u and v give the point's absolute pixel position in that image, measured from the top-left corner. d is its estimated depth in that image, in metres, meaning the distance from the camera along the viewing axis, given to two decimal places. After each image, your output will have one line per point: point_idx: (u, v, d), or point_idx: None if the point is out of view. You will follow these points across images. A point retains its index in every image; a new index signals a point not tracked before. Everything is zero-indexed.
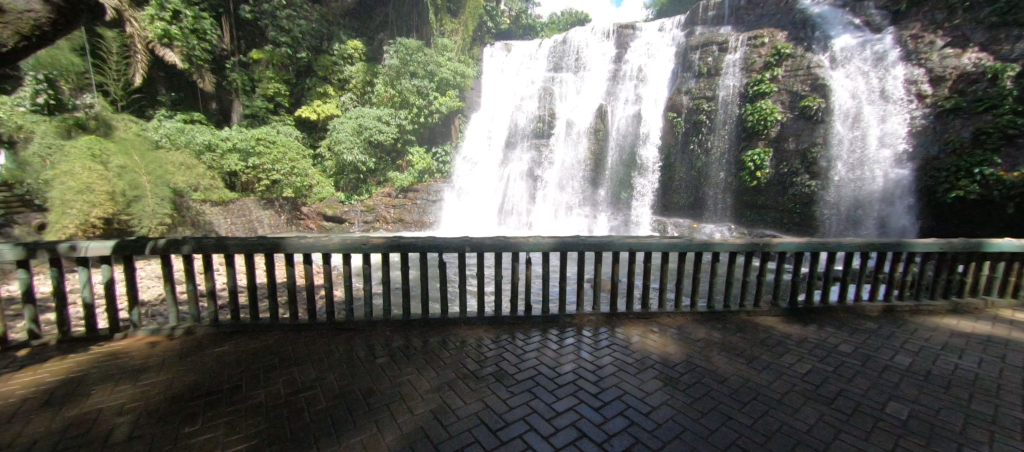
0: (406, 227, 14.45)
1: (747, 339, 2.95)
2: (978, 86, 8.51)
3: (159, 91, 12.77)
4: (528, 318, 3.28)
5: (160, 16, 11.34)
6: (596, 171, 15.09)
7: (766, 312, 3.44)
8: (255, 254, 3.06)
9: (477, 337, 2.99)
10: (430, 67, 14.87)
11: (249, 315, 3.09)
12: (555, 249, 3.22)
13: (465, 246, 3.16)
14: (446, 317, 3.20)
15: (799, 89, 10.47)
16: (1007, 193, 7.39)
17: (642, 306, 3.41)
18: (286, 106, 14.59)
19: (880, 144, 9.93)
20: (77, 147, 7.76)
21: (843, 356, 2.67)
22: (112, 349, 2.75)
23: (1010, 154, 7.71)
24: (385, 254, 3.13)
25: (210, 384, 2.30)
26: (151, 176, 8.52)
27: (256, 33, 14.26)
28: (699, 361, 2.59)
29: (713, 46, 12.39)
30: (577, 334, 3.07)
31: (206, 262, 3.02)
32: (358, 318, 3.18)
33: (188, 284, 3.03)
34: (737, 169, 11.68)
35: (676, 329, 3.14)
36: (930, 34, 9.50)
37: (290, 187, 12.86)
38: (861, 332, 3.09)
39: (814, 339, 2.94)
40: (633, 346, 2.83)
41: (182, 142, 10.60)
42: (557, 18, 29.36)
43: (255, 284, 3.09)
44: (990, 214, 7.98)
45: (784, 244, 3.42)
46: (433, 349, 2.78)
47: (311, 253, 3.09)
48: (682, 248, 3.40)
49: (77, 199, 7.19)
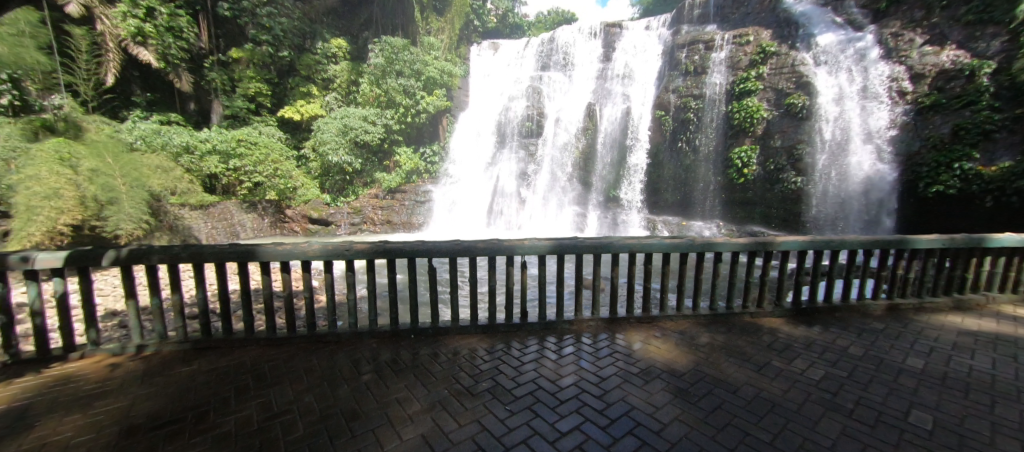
0: (394, 229, 14.04)
1: (752, 342, 2.83)
2: (956, 83, 8.65)
3: (133, 90, 12.38)
4: (523, 325, 3.09)
5: (133, 14, 10.91)
6: (585, 170, 14.99)
7: (768, 314, 3.32)
8: (226, 264, 2.81)
9: (470, 348, 2.79)
10: (416, 66, 14.57)
11: (221, 329, 2.84)
12: (552, 252, 3.02)
13: (456, 250, 2.92)
14: (437, 326, 2.99)
15: (784, 87, 10.55)
16: (985, 187, 7.61)
17: (643, 310, 3.25)
18: (267, 106, 14.19)
19: (864, 139, 9.97)
20: (44, 151, 7.28)
21: (854, 359, 2.56)
22: (65, 372, 2.49)
23: (987, 148, 7.86)
24: (370, 260, 2.88)
25: (174, 410, 2.07)
26: (126, 179, 8.16)
27: (236, 32, 13.85)
28: (707, 369, 2.43)
29: (699, 44, 12.43)
30: (576, 341, 2.91)
31: (172, 273, 2.76)
32: (341, 329, 2.95)
33: (152, 299, 2.76)
34: (725, 167, 11.70)
35: (679, 333, 3.01)
36: (910, 32, 9.68)
37: (273, 190, 12.42)
38: (868, 332, 2.98)
39: (822, 342, 2.82)
40: (636, 354, 2.67)
41: (159, 144, 10.22)
42: (543, 17, 29.43)
43: (227, 295, 2.84)
44: (970, 209, 8.13)
45: (788, 242, 3.27)
46: (424, 363, 2.58)
47: (287, 261, 2.84)
48: (684, 249, 3.22)
49: (44, 206, 6.78)
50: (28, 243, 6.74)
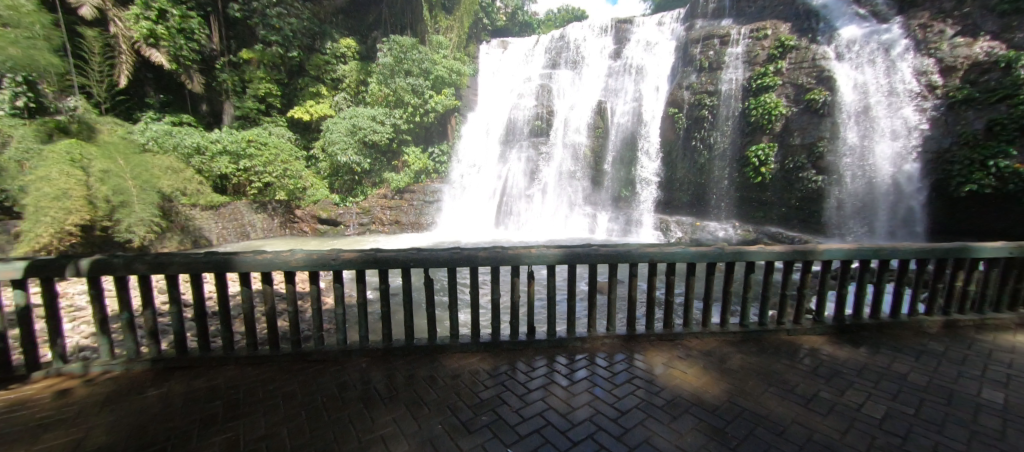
0: (402, 229, 13.77)
1: (793, 367, 2.46)
2: (991, 76, 8.08)
3: (147, 92, 12.38)
4: (531, 343, 2.77)
5: (146, 16, 10.89)
6: (596, 169, 14.50)
7: (807, 331, 2.94)
8: (201, 275, 2.53)
9: (471, 370, 2.48)
10: (425, 64, 14.29)
11: (198, 346, 2.58)
12: (562, 262, 2.67)
13: (455, 259, 2.60)
14: (434, 344, 2.69)
15: (804, 82, 10.07)
16: None
17: (664, 326, 2.91)
18: (277, 106, 14.09)
19: (891, 136, 9.42)
20: (55, 151, 7.06)
21: (919, 391, 2.18)
22: (22, 395, 2.26)
23: None
24: (359, 271, 2.58)
25: (127, 447, 1.81)
26: (136, 180, 8.10)
27: (247, 33, 13.86)
28: (745, 402, 2.08)
29: (714, 39, 11.94)
30: (589, 362, 2.59)
31: (142, 285, 2.47)
32: (328, 346, 2.66)
33: (121, 313, 2.51)
34: (741, 165, 11.19)
35: (706, 354, 2.66)
36: (940, 23, 9.07)
37: (283, 190, 12.32)
38: (926, 355, 2.60)
39: (876, 368, 2.45)
40: (659, 380, 2.33)
41: (170, 145, 10.13)
42: (552, 15, 29.12)
43: (202, 309, 2.56)
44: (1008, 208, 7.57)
45: (831, 250, 2.86)
46: (418, 388, 2.27)
47: (268, 272, 2.55)
48: (713, 258, 2.83)
49: (53, 206, 6.70)
50: (38, 245, 6.69)
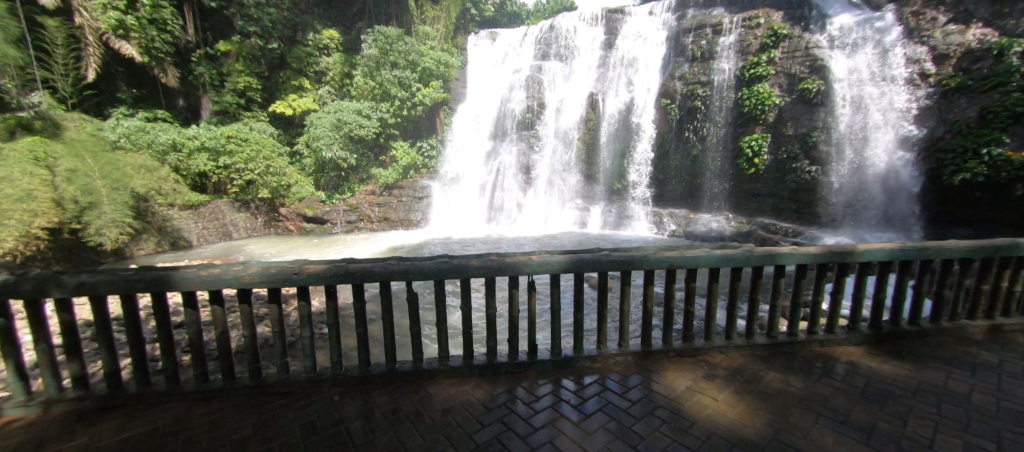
0: (391, 226, 13.21)
1: (840, 388, 2.13)
2: (984, 63, 7.91)
3: (118, 86, 11.65)
4: (533, 364, 2.40)
5: (113, 5, 10.04)
6: (588, 162, 14.11)
7: (843, 341, 2.62)
8: (136, 296, 2.08)
9: (464, 402, 2.10)
10: (411, 56, 13.76)
11: (135, 380, 2.16)
12: (568, 270, 2.28)
13: (443, 271, 2.20)
14: (420, 369, 2.30)
15: (798, 71, 9.76)
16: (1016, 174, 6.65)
17: (684, 340, 2.56)
18: (258, 101, 13.37)
19: (884, 126, 9.22)
20: (16, 150, 6.41)
21: (991, 418, 1.86)
22: None
23: (1018, 132, 6.90)
24: (330, 285, 2.17)
25: None
26: (106, 180, 7.54)
27: (224, 24, 13.13)
28: (795, 440, 1.73)
29: (706, 28, 11.59)
30: (601, 387, 2.21)
31: (61, 312, 2.00)
32: (295, 375, 2.26)
33: (37, 344, 2.05)
34: (735, 157, 10.95)
35: (736, 373, 2.31)
36: (932, 10, 8.93)
37: (266, 188, 11.69)
38: (981, 368, 2.30)
39: (933, 388, 2.12)
40: (686, 411, 1.98)
41: (144, 142, 9.48)
42: (541, 6, 28.65)
43: (140, 336, 2.13)
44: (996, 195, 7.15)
45: (872, 251, 2.52)
46: (400, 431, 1.87)
47: (217, 289, 2.12)
48: (740, 261, 2.47)
49: (15, 209, 5.96)
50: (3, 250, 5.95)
